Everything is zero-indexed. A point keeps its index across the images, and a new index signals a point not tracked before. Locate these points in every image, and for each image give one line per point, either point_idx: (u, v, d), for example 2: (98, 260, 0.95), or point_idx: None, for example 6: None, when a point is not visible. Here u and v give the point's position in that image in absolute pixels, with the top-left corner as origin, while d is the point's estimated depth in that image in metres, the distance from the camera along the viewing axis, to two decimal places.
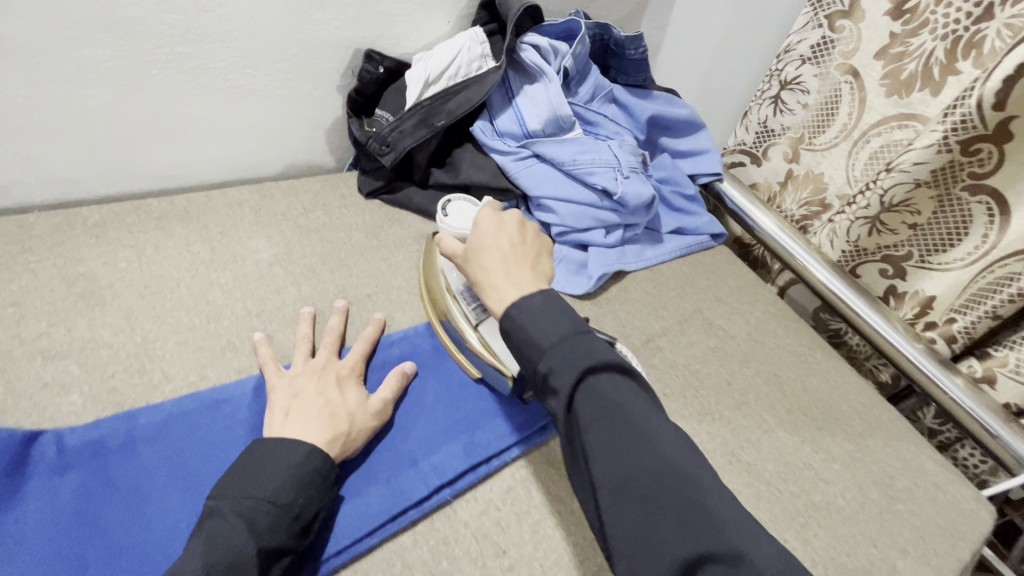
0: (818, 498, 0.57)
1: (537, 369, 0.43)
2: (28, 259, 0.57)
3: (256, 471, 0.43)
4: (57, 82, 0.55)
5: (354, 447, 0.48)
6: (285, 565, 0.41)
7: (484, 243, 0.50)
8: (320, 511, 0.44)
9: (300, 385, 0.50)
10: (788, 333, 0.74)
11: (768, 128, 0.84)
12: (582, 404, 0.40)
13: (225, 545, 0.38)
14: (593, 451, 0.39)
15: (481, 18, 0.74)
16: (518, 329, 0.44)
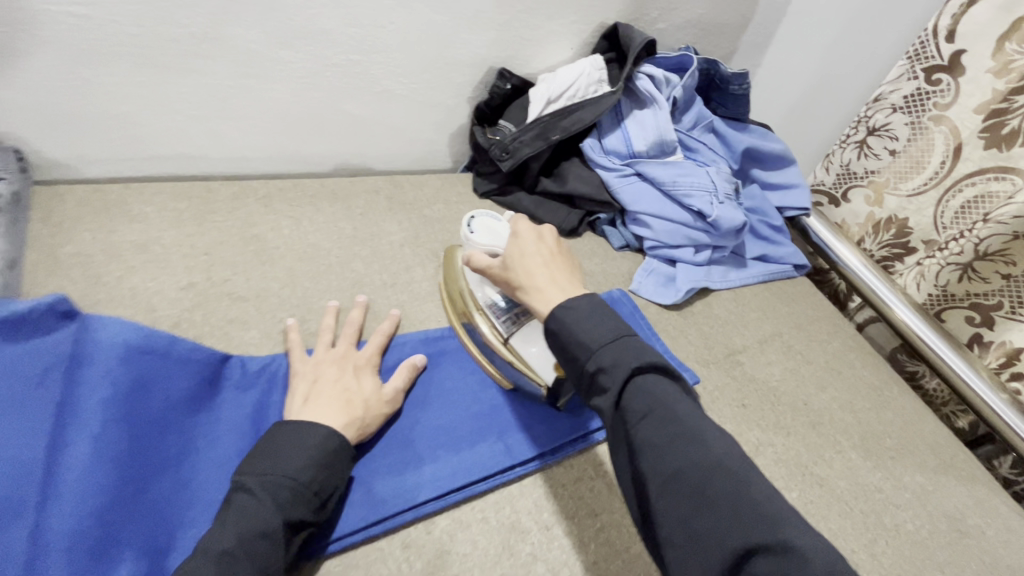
0: (888, 520, 0.60)
1: (585, 370, 0.43)
2: (214, 218, 0.68)
3: (279, 448, 0.45)
4: (255, 77, 0.67)
5: (367, 433, 0.51)
6: (300, 540, 0.43)
7: (528, 253, 0.52)
8: (336, 490, 0.46)
9: (321, 370, 0.53)
10: (865, 365, 0.77)
11: (850, 171, 0.88)
12: (629, 401, 0.41)
13: (252, 518, 0.40)
14: (640, 446, 0.39)
15: (601, 48, 0.83)
16: (571, 333, 0.45)
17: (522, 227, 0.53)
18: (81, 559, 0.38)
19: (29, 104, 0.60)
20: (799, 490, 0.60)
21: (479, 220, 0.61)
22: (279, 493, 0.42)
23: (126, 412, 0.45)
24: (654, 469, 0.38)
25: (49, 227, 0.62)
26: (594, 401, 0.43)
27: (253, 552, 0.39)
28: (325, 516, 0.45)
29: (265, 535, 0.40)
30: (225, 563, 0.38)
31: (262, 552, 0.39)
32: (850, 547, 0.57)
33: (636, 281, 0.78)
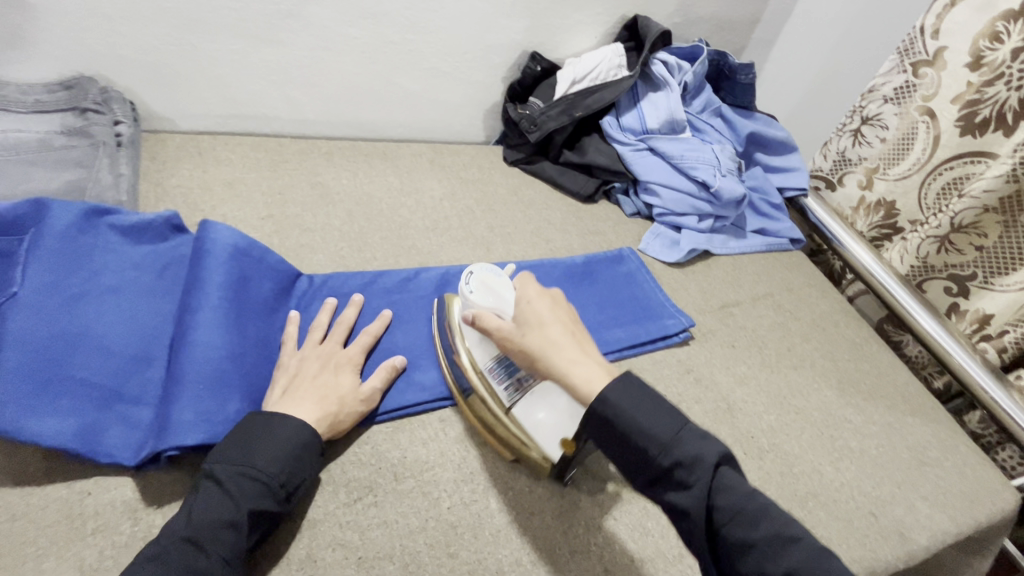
0: (854, 444, 0.69)
1: (659, 466, 0.43)
2: (286, 167, 0.81)
3: (250, 451, 0.46)
4: (326, 49, 0.79)
5: (341, 429, 0.52)
6: (270, 526, 0.45)
7: (545, 319, 0.52)
8: (305, 482, 0.48)
9: (303, 367, 0.55)
10: (848, 324, 0.86)
11: (846, 158, 0.97)
12: (716, 500, 0.42)
13: (214, 508, 0.43)
14: (733, 542, 0.42)
15: (622, 37, 0.93)
16: (635, 431, 0.44)
17: (534, 294, 0.53)
18: (203, 390, 0.50)
19: (146, 64, 0.73)
20: (776, 414, 0.69)
21: (476, 274, 0.59)
22: (244, 492, 0.44)
23: (235, 296, 0.57)
24: (756, 567, 0.41)
25: (156, 165, 0.75)
26: (669, 496, 0.43)
27: (217, 541, 0.41)
28: (292, 506, 0.47)
29: (230, 526, 0.42)
30: (189, 549, 0.41)
31: (223, 543, 0.42)
32: (818, 461, 0.66)
33: (644, 241, 0.88)
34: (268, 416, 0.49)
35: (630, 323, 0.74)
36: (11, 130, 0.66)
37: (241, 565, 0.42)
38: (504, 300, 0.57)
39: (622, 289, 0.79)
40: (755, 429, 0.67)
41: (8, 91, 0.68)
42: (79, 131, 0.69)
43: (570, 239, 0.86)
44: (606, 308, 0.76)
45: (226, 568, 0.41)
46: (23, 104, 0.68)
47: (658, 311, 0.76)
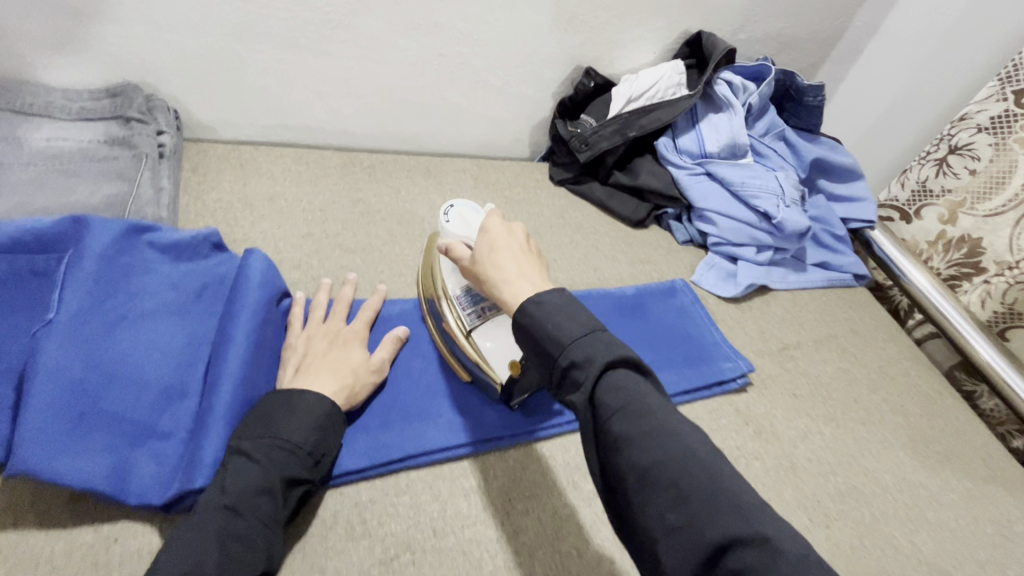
0: (931, 515, 0.62)
1: (557, 366, 0.40)
2: (328, 181, 0.78)
3: (274, 418, 0.47)
4: (374, 61, 0.76)
5: (358, 399, 0.53)
6: (301, 494, 0.46)
7: (496, 245, 0.49)
8: (329, 453, 0.48)
9: (311, 343, 0.56)
10: (920, 374, 0.79)
11: (926, 188, 0.89)
12: (602, 395, 0.38)
13: (245, 477, 0.42)
14: (613, 442, 0.36)
15: (682, 54, 0.88)
16: (540, 330, 0.41)
17: (495, 219, 0.51)
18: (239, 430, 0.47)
19: (191, 72, 0.71)
20: (844, 475, 0.63)
21: (456, 208, 0.59)
22: (275, 460, 0.44)
23: (267, 326, 0.55)
24: (631, 465, 0.35)
25: (197, 177, 0.73)
26: (566, 398, 0.40)
27: (254, 508, 0.41)
28: (321, 474, 0.47)
29: (265, 493, 0.42)
30: (228, 518, 0.40)
31: (261, 508, 0.42)
32: (892, 532, 0.60)
33: (698, 272, 0.82)
34: (288, 392, 0.49)
35: (684, 365, 0.69)
36: (55, 138, 0.65)
37: (279, 530, 0.43)
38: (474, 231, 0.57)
39: (675, 326, 0.74)
40: (821, 492, 0.61)
41: (55, 98, 0.67)
42: (122, 141, 0.67)
43: (619, 267, 0.81)
44: (658, 347, 0.71)
45: (265, 532, 0.41)
46: (69, 111, 0.67)
47: (714, 353, 0.71)
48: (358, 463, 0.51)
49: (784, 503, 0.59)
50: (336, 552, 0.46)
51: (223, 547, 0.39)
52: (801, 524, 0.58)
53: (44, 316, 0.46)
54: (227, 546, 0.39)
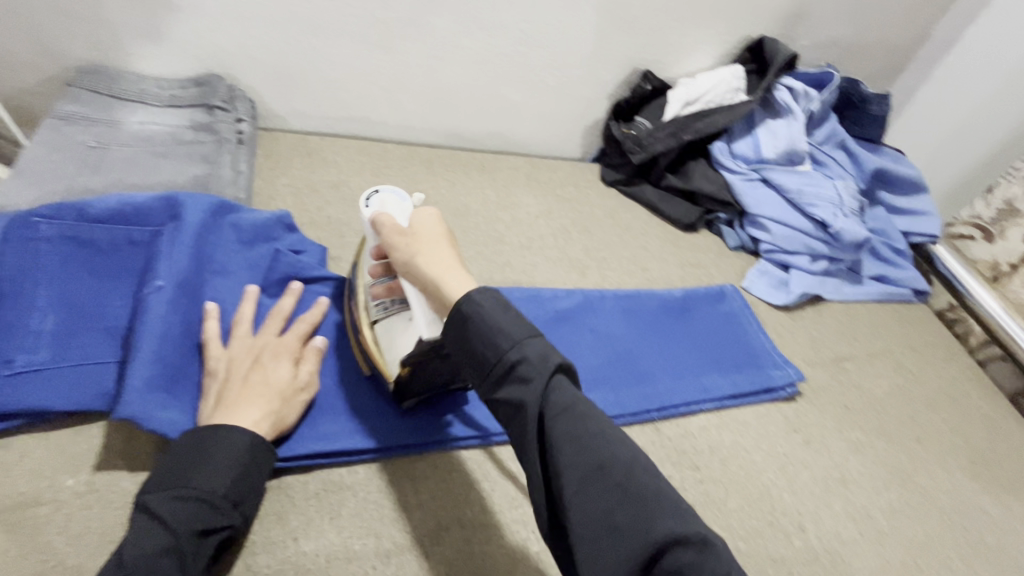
0: (990, 540, 0.60)
1: (500, 362, 0.36)
2: (389, 173, 0.82)
3: (184, 466, 0.40)
4: (438, 58, 0.78)
5: (283, 429, 0.48)
6: (219, 542, 0.40)
7: (436, 239, 0.45)
8: (252, 489, 0.43)
9: (232, 365, 0.49)
10: (982, 396, 0.76)
11: (1014, 208, 0.83)
12: (553, 396, 0.35)
13: (145, 540, 0.36)
14: (558, 442, 0.34)
15: (743, 58, 0.88)
16: (489, 329, 0.37)
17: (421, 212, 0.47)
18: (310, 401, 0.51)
19: (269, 64, 0.75)
20: (898, 493, 0.61)
21: (380, 193, 0.52)
22: (182, 514, 0.38)
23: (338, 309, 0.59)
24: (574, 466, 0.34)
25: (269, 163, 0.78)
26: (505, 394, 0.36)
27: (156, 572, 0.36)
28: (243, 515, 0.42)
29: (172, 552, 0.37)
30: None
31: (165, 573, 0.36)
32: (948, 554, 0.58)
33: (749, 279, 0.81)
34: (207, 428, 0.43)
35: (732, 370, 0.68)
36: (147, 122, 0.71)
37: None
38: (401, 220, 0.50)
39: (723, 330, 0.73)
40: (872, 506, 0.60)
41: (148, 86, 0.73)
42: (206, 127, 0.72)
43: (668, 269, 0.81)
44: (706, 350, 0.70)
45: None
46: (159, 98, 0.73)
47: (762, 360, 0.70)
48: (410, 439, 0.53)
49: (833, 514, 0.58)
50: (391, 520, 0.48)
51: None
52: (851, 537, 0.57)
53: (151, 282, 0.50)
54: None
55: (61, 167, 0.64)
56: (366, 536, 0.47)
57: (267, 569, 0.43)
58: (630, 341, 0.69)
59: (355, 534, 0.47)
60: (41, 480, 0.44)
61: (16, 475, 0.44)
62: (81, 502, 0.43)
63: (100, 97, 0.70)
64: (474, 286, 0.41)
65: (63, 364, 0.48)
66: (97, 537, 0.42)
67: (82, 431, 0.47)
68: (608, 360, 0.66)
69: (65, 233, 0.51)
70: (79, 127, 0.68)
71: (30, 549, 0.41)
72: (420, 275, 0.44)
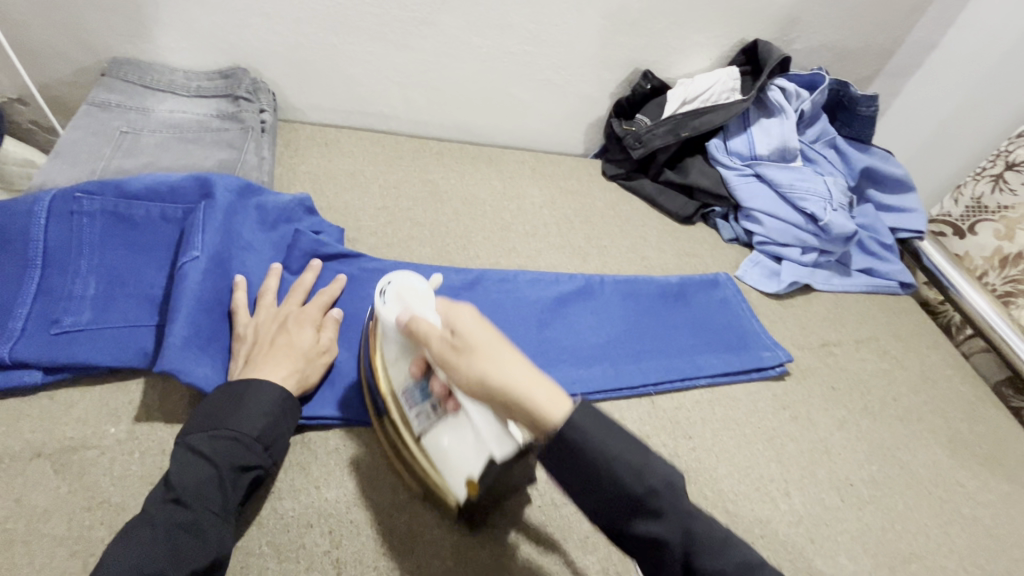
0: (966, 510, 0.64)
1: (631, 499, 0.37)
2: (402, 164, 0.86)
3: (223, 411, 0.45)
4: (451, 56, 0.83)
5: (306, 389, 0.52)
6: (253, 479, 0.44)
7: (492, 345, 0.41)
8: (281, 435, 0.47)
9: (259, 331, 0.53)
10: (963, 381, 0.80)
11: (981, 204, 0.89)
12: (687, 524, 0.37)
13: (189, 472, 0.41)
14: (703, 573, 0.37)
15: (738, 61, 0.92)
16: (610, 464, 0.37)
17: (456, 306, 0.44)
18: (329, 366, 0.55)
19: (290, 58, 0.79)
20: (879, 465, 0.65)
21: (398, 292, 0.49)
22: (222, 452, 0.43)
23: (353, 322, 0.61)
24: None
25: (289, 152, 0.82)
26: (637, 529, 0.37)
27: (200, 499, 0.41)
28: (274, 458, 0.46)
29: (213, 483, 0.42)
30: (171, 511, 0.40)
31: (208, 498, 0.41)
32: (925, 521, 0.61)
33: (742, 268, 0.85)
34: (242, 382, 0.47)
35: (725, 350, 0.72)
36: (176, 111, 0.75)
37: (232, 519, 0.42)
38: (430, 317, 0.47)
39: (716, 315, 0.77)
40: (854, 476, 0.64)
41: (178, 77, 0.77)
42: (231, 115, 0.76)
43: (666, 258, 0.85)
44: (700, 332, 0.74)
45: (217, 522, 0.41)
46: (188, 89, 0.77)
47: (753, 342, 0.74)
48: None
49: (817, 483, 0.62)
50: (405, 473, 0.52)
51: (171, 539, 0.39)
52: (834, 503, 0.60)
53: (188, 252, 0.54)
54: (174, 535, 0.39)
55: (98, 151, 0.69)
56: (382, 487, 0.51)
57: (292, 513, 0.47)
58: (629, 322, 0.73)
59: (373, 485, 0.51)
60: (87, 428, 0.48)
61: (64, 424, 0.48)
62: (124, 448, 0.47)
63: (133, 87, 0.75)
64: (567, 403, 0.38)
65: (103, 325, 0.52)
66: (138, 479, 0.46)
67: (122, 387, 0.52)
68: (608, 339, 0.70)
69: (105, 208, 0.55)
70: (114, 114, 0.72)
71: (79, 487, 0.45)
72: (500, 393, 0.39)
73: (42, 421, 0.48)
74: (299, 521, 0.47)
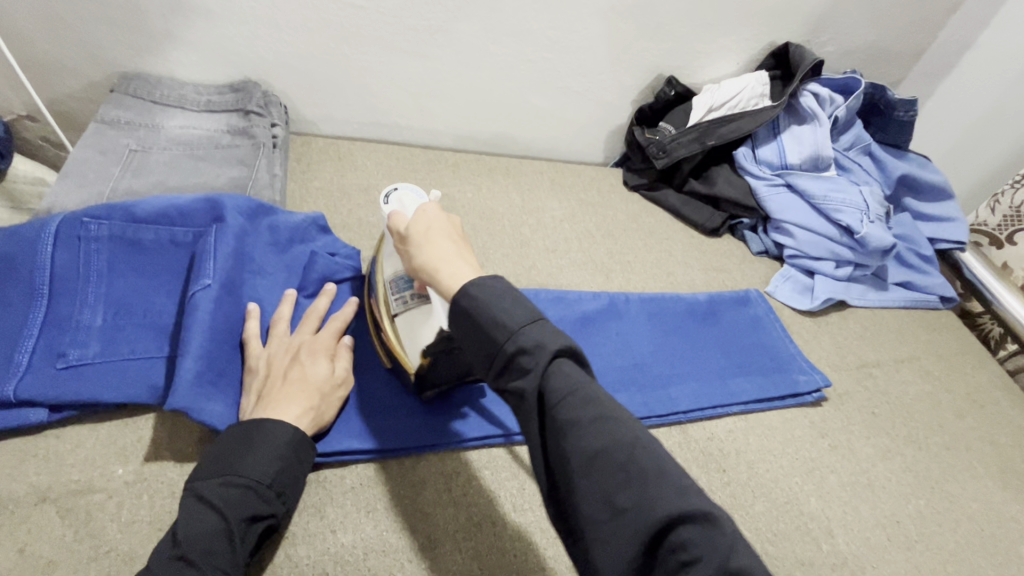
0: (1023, 550, 0.59)
1: (502, 352, 0.37)
2: (416, 177, 0.83)
3: (234, 455, 0.43)
4: (467, 65, 0.79)
5: (321, 425, 0.50)
6: (263, 530, 0.42)
7: (431, 231, 0.44)
8: (295, 480, 0.45)
9: (273, 363, 0.51)
10: (1011, 405, 0.75)
11: (1019, 213, 0.84)
12: (550, 383, 0.35)
13: (198, 525, 0.39)
14: (560, 429, 0.35)
15: (767, 64, 0.88)
16: (483, 315, 0.38)
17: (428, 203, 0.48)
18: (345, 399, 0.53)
19: (302, 70, 0.77)
20: (926, 500, 0.61)
21: (399, 192, 0.54)
22: (233, 501, 0.41)
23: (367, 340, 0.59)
24: (578, 450, 0.34)
25: (302, 167, 0.80)
26: (510, 385, 0.37)
27: (209, 555, 0.38)
28: (286, 505, 0.44)
29: (223, 536, 0.39)
30: (178, 570, 0.37)
31: (217, 553, 0.38)
32: (979, 563, 0.57)
33: (773, 284, 0.81)
34: (255, 422, 0.45)
35: (758, 374, 0.69)
36: (186, 127, 0.73)
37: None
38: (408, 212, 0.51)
39: (747, 334, 0.73)
40: (900, 513, 0.59)
41: (187, 92, 0.75)
42: (242, 131, 0.74)
43: (692, 273, 0.82)
44: (730, 354, 0.70)
45: None
46: (198, 104, 0.75)
47: (788, 364, 0.70)
48: (440, 437, 0.54)
49: (862, 520, 0.58)
50: (424, 514, 0.49)
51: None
52: (880, 543, 0.57)
53: (200, 279, 0.52)
54: None
55: (106, 170, 0.67)
56: (401, 531, 0.48)
57: (308, 560, 0.45)
58: (655, 344, 0.69)
59: (391, 528, 0.48)
60: (94, 469, 0.46)
61: (70, 464, 0.46)
62: (132, 491, 0.45)
63: (142, 103, 0.73)
64: (475, 278, 0.41)
65: (110, 359, 0.49)
66: (147, 524, 0.44)
67: (131, 423, 0.49)
68: (635, 362, 0.67)
69: (113, 233, 0.53)
70: (122, 131, 0.70)
71: (86, 535, 0.43)
72: (424, 267, 0.43)
73: (48, 462, 0.46)
74: (314, 569, 0.45)
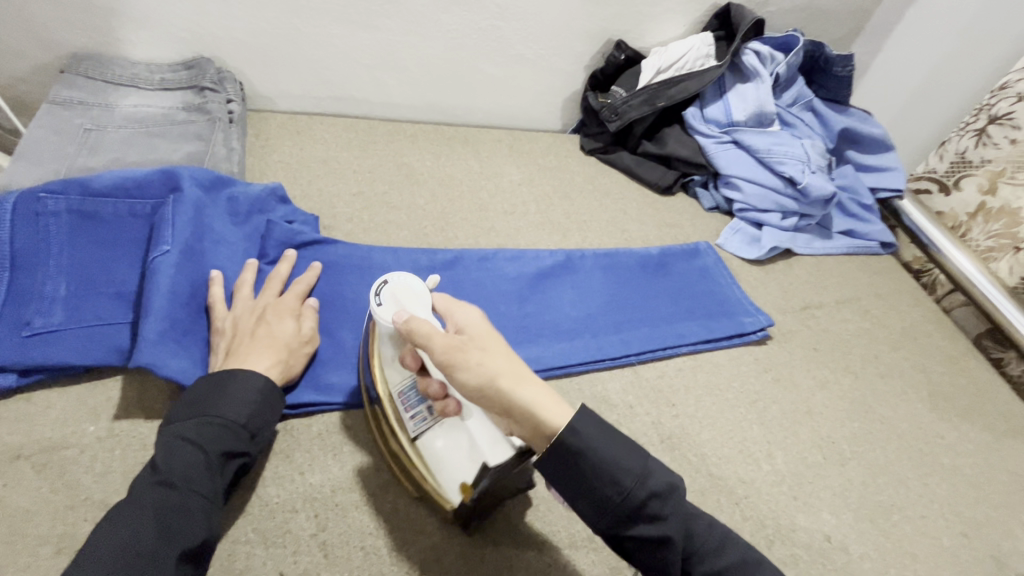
0: (946, 461, 0.65)
1: (632, 503, 0.36)
2: (375, 148, 0.85)
3: (208, 397, 0.45)
4: (420, 34, 0.81)
5: (288, 378, 0.52)
6: (239, 466, 0.45)
7: (489, 345, 0.41)
8: (267, 424, 0.47)
9: (237, 323, 0.53)
10: (943, 336, 0.81)
11: (965, 159, 0.85)
12: (685, 522, 0.37)
13: (179, 454, 0.41)
14: (695, 564, 0.37)
15: (711, 26, 0.91)
16: (612, 469, 0.36)
17: (458, 306, 0.45)
18: (310, 353, 0.55)
19: (255, 45, 0.77)
20: (859, 422, 0.66)
21: (392, 285, 0.50)
22: (210, 435, 0.43)
23: (330, 302, 0.62)
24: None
25: (260, 142, 0.81)
26: (633, 530, 0.37)
27: (189, 479, 0.41)
28: (259, 446, 0.46)
29: (202, 465, 0.42)
30: (159, 493, 0.39)
31: (198, 481, 0.41)
32: (905, 473, 0.63)
33: (723, 236, 0.85)
34: (228, 370, 0.47)
35: (706, 318, 0.73)
36: (141, 105, 0.74)
37: (218, 503, 0.42)
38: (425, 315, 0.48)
39: (697, 283, 0.77)
40: (836, 435, 0.64)
41: (140, 71, 0.76)
42: (198, 107, 0.75)
43: (646, 229, 0.85)
44: (680, 301, 0.74)
45: (205, 504, 0.40)
46: (152, 82, 0.76)
47: (735, 308, 0.74)
48: None
49: (800, 442, 0.63)
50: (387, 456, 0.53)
51: (160, 519, 0.38)
52: (815, 461, 0.62)
53: (160, 247, 0.54)
54: (165, 516, 0.38)
55: (61, 149, 0.67)
56: (366, 469, 0.51)
57: (277, 499, 0.48)
58: (609, 294, 0.73)
59: (356, 469, 0.51)
60: (66, 427, 0.48)
61: (42, 425, 0.48)
62: (104, 445, 0.48)
63: (94, 83, 0.73)
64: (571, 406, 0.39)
65: (75, 325, 0.51)
66: (121, 475, 0.46)
67: (100, 385, 0.52)
68: (590, 312, 0.70)
69: (71, 207, 0.54)
70: (77, 112, 0.71)
71: (61, 486, 0.45)
72: (493, 391, 0.40)
73: (20, 423, 0.48)
74: (283, 507, 0.48)
